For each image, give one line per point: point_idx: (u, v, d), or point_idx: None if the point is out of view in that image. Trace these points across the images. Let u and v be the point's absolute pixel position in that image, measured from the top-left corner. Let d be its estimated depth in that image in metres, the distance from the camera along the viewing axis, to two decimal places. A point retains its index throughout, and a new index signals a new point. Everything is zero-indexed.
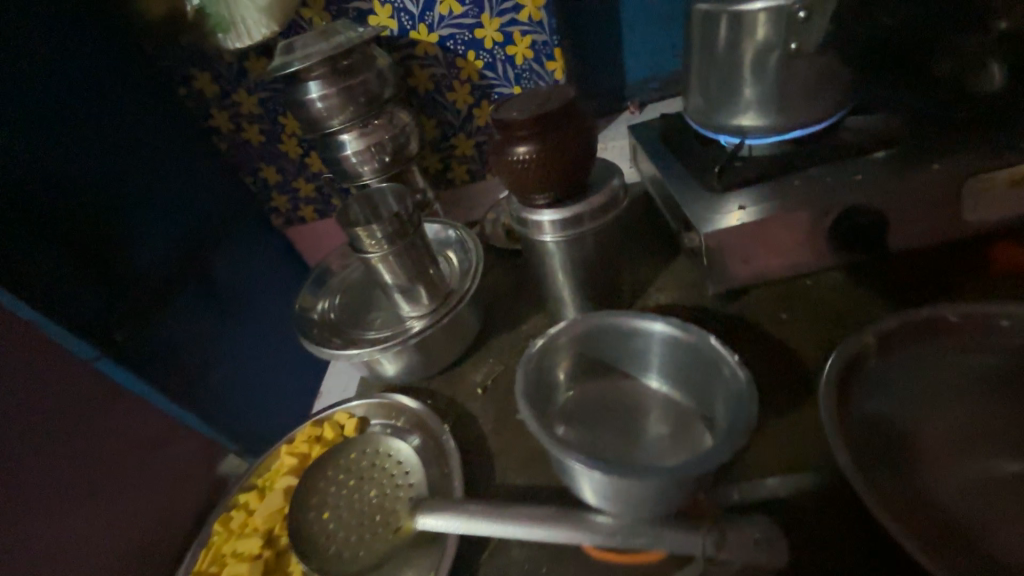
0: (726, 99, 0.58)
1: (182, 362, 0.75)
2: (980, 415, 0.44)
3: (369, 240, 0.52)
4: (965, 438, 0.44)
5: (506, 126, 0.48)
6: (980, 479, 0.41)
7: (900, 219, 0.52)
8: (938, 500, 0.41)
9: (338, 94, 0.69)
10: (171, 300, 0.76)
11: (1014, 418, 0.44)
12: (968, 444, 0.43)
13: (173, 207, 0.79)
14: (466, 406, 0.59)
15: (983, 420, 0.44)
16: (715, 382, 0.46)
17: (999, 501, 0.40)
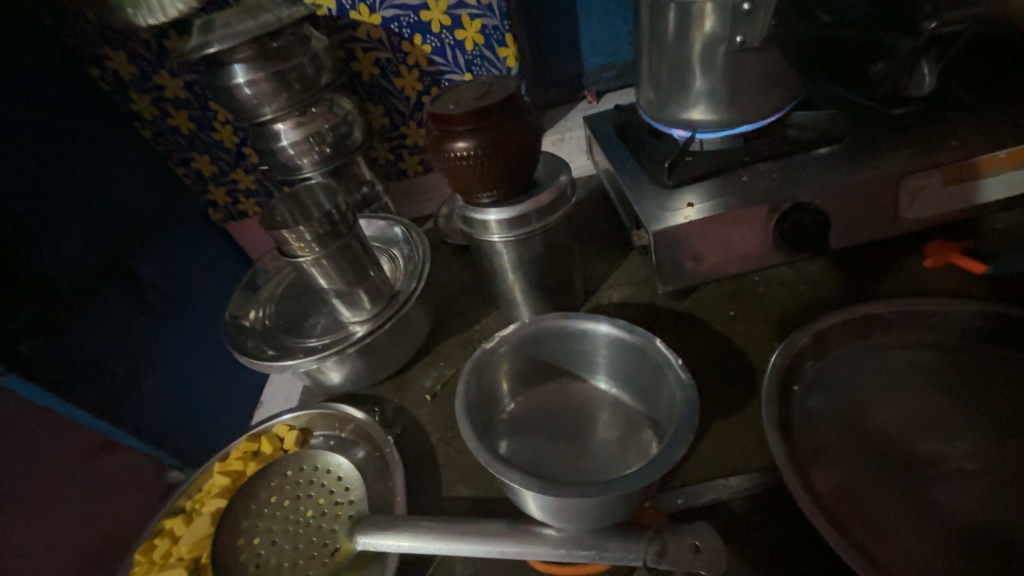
0: (677, 92, 0.57)
1: (118, 378, 0.63)
2: (916, 407, 0.45)
3: (297, 245, 0.48)
4: (904, 431, 0.44)
5: (444, 121, 0.45)
6: (917, 470, 0.42)
7: (843, 217, 0.53)
8: (878, 493, 0.41)
9: (269, 80, 0.63)
10: (94, 301, 0.64)
11: (949, 409, 0.44)
12: (907, 436, 0.44)
13: (95, 194, 0.68)
14: (413, 414, 0.57)
15: (919, 413, 0.45)
16: (660, 385, 0.45)
17: (936, 491, 0.40)
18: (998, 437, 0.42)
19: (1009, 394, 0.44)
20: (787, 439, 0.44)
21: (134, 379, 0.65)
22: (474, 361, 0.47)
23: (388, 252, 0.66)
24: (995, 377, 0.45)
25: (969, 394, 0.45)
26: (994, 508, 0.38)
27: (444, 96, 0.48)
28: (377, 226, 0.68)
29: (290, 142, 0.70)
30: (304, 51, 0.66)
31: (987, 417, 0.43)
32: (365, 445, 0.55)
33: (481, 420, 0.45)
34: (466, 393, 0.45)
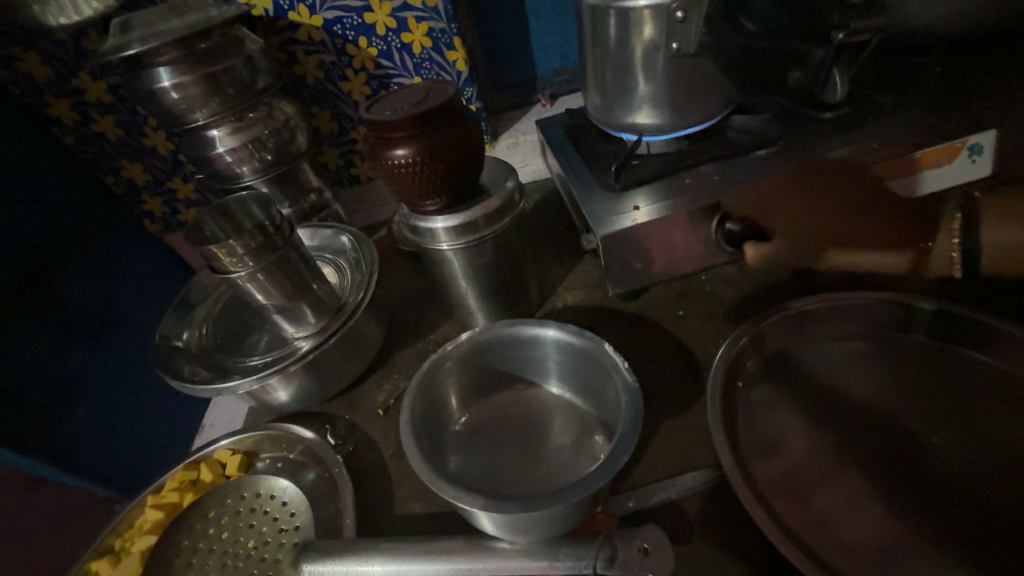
0: (621, 97, 0.58)
1: (40, 413, 0.57)
2: (848, 398, 0.48)
3: (228, 260, 0.45)
4: (837, 421, 0.46)
5: (382, 128, 0.43)
6: (848, 459, 0.44)
7: (775, 226, 0.54)
8: (813, 483, 0.43)
9: (199, 83, 0.60)
10: (11, 325, 0.58)
11: (876, 399, 0.47)
12: (839, 426, 0.46)
13: (8, 205, 0.62)
14: (366, 430, 0.55)
15: (850, 404, 0.47)
16: (608, 389, 0.46)
17: (864, 479, 0.42)
18: (918, 424, 0.45)
19: (929, 384, 0.47)
20: (730, 433, 0.45)
21: (60, 407, 0.59)
22: (420, 374, 0.45)
23: (336, 263, 0.63)
24: (917, 368, 0.48)
25: (894, 384, 0.48)
26: (913, 493, 0.41)
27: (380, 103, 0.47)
28: (323, 235, 0.66)
29: (226, 149, 0.65)
30: (238, 52, 0.62)
31: (910, 407, 0.46)
32: (316, 465, 0.53)
33: (428, 434, 0.44)
34: (412, 409, 0.43)
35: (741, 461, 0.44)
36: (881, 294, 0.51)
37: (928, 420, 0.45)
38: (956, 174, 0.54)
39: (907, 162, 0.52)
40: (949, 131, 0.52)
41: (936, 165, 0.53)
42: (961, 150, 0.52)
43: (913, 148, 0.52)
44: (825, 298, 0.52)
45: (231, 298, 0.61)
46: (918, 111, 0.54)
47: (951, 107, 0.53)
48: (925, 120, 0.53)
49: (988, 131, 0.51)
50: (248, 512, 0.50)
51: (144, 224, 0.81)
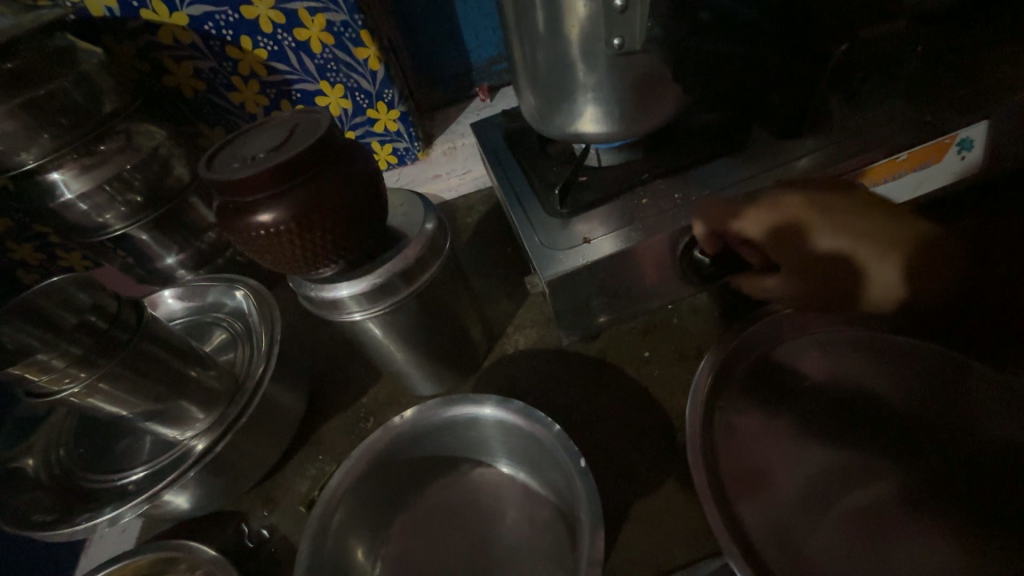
0: (562, 102, 0.48)
1: None
2: (836, 418, 0.43)
3: (45, 380, 0.36)
4: (825, 447, 0.42)
5: (232, 190, 0.32)
6: (845, 508, 0.38)
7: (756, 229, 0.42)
8: (802, 527, 0.38)
9: (14, 115, 0.45)
10: None
11: (865, 416, 0.43)
12: (829, 454, 0.41)
13: None
14: (289, 535, 0.45)
15: (836, 425, 0.43)
16: (558, 471, 0.39)
17: (857, 516, 0.38)
18: (911, 447, 0.40)
19: (921, 396, 0.42)
20: (714, 477, 0.39)
21: None
22: (316, 516, 0.37)
23: (232, 329, 0.53)
24: (907, 377, 0.44)
25: (883, 405, 0.43)
26: (910, 531, 0.37)
27: (232, 151, 0.36)
28: (216, 290, 0.56)
29: (75, 195, 0.52)
30: (66, 70, 0.48)
31: (903, 424, 0.42)
32: None
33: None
34: (310, 564, 0.35)
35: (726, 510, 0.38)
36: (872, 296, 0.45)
37: (920, 440, 0.41)
38: (941, 173, 0.48)
39: (891, 165, 0.45)
40: (942, 125, 0.44)
41: (920, 166, 0.46)
42: (949, 147, 0.46)
43: (904, 147, 0.44)
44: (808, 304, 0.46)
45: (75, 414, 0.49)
46: (905, 103, 0.47)
47: (937, 98, 0.47)
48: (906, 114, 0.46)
49: (978, 123, 0.45)
50: None
51: (14, 277, 0.64)
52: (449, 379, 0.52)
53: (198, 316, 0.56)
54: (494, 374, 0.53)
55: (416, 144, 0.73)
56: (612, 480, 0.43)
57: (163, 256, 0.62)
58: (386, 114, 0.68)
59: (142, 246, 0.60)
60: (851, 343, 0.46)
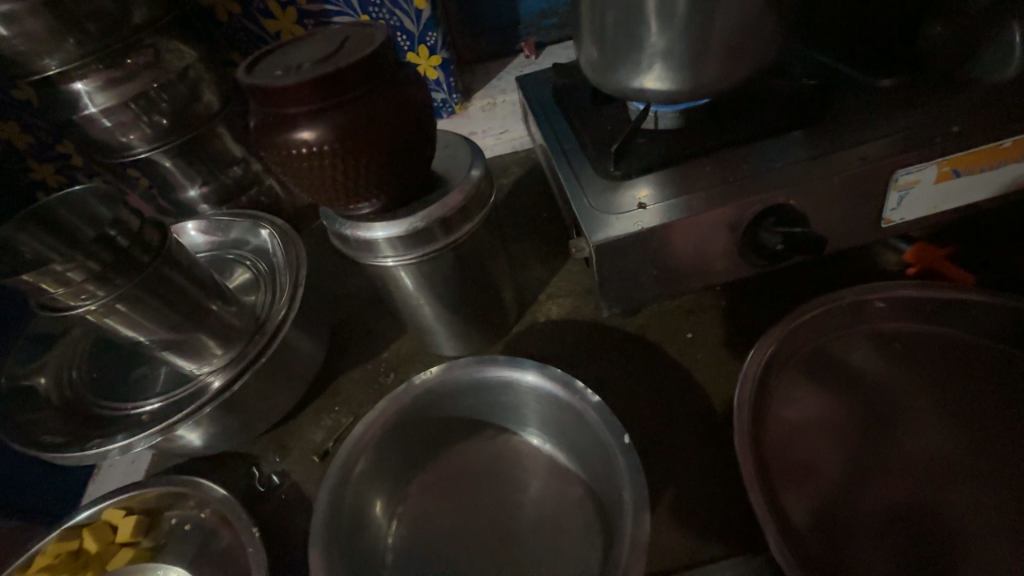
0: (628, 51, 0.43)
1: None
2: (901, 416, 0.39)
3: (62, 293, 0.33)
4: (887, 447, 0.38)
5: (273, 101, 0.29)
6: (901, 505, 0.35)
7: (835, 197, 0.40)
8: (850, 524, 0.35)
9: (37, 13, 0.42)
10: None
11: (935, 417, 0.39)
12: (891, 453, 0.37)
13: None
14: (300, 482, 0.43)
15: (900, 423, 0.39)
16: (594, 446, 0.37)
17: (922, 520, 0.34)
18: (991, 454, 0.36)
19: (1002, 401, 0.38)
20: (760, 466, 0.36)
21: None
22: (336, 464, 0.36)
23: (255, 269, 0.51)
24: (985, 380, 0.39)
25: (949, 403, 0.39)
26: (979, 539, 0.33)
27: (272, 61, 0.32)
28: (239, 227, 0.54)
29: (99, 109, 0.49)
30: None
31: (971, 423, 0.38)
32: (231, 529, 0.42)
33: (356, 543, 0.35)
34: (327, 515, 0.34)
35: (769, 500, 0.35)
36: (950, 290, 0.41)
37: (1001, 448, 0.36)
38: None
39: (992, 152, 0.40)
40: None
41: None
42: None
43: (1015, 134, 0.39)
44: (875, 294, 0.42)
45: (89, 339, 0.48)
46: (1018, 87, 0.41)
47: None
48: (1019, 94, 0.41)
49: None
50: None
51: (34, 197, 0.61)
52: (475, 341, 0.50)
53: (220, 252, 0.54)
54: (522, 342, 0.50)
55: (455, 96, 0.68)
56: (645, 462, 0.40)
57: (186, 188, 0.60)
58: (427, 60, 0.63)
59: (166, 175, 0.58)
60: (914, 338, 0.42)
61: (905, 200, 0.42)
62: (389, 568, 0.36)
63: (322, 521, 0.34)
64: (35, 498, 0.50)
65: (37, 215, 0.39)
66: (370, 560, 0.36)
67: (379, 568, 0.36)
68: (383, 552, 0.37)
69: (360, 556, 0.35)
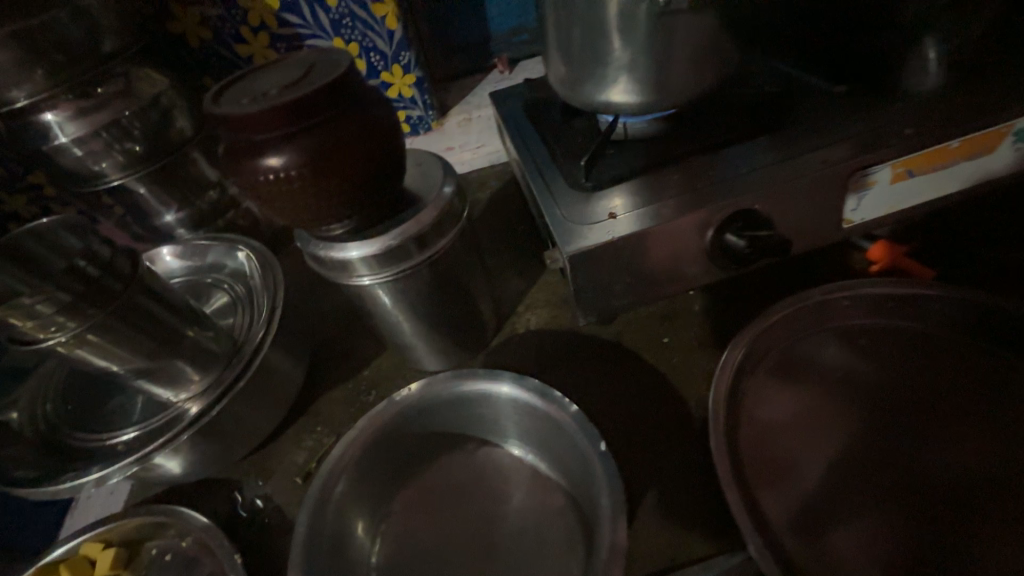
0: (593, 68, 0.44)
1: None
2: (871, 411, 0.40)
3: (31, 326, 0.33)
4: (860, 442, 0.39)
5: (241, 128, 0.30)
6: (873, 497, 0.36)
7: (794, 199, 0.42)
8: (826, 518, 0.36)
9: (4, 46, 0.42)
10: None
11: (902, 408, 0.40)
12: (863, 446, 0.39)
13: None
14: (282, 505, 0.43)
15: (870, 416, 0.40)
16: (573, 453, 0.37)
17: (894, 512, 0.35)
18: (957, 444, 0.37)
19: (964, 392, 0.40)
20: (737, 465, 0.37)
21: None
22: (317, 484, 0.36)
23: (233, 292, 0.51)
24: (947, 372, 0.41)
25: (914, 394, 0.40)
26: (946, 525, 0.34)
27: (240, 88, 0.33)
28: (216, 250, 0.54)
29: (69, 138, 0.49)
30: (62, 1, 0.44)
31: (935, 412, 0.39)
32: (212, 557, 0.41)
33: (339, 563, 0.35)
34: (308, 537, 0.34)
35: (747, 499, 0.36)
36: (909, 285, 0.43)
37: (966, 437, 0.37)
38: (992, 167, 0.44)
39: (941, 153, 0.42)
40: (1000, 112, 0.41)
41: (972, 156, 0.42)
42: (1004, 136, 0.42)
43: (960, 135, 0.41)
44: (839, 292, 0.44)
45: (64, 370, 0.47)
46: (961, 92, 0.44)
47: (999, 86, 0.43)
48: (963, 97, 0.43)
49: None
50: None
51: (5, 228, 0.60)
52: (455, 354, 0.50)
53: (197, 276, 0.54)
54: (503, 353, 0.51)
55: (430, 113, 0.69)
56: (625, 467, 0.41)
57: (162, 213, 0.59)
58: (401, 78, 0.64)
59: (140, 201, 0.57)
60: (878, 333, 0.44)
61: (863, 201, 0.44)
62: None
63: (303, 542, 0.34)
64: (8, 537, 0.48)
65: (6, 247, 0.39)
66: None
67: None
68: (367, 571, 0.37)
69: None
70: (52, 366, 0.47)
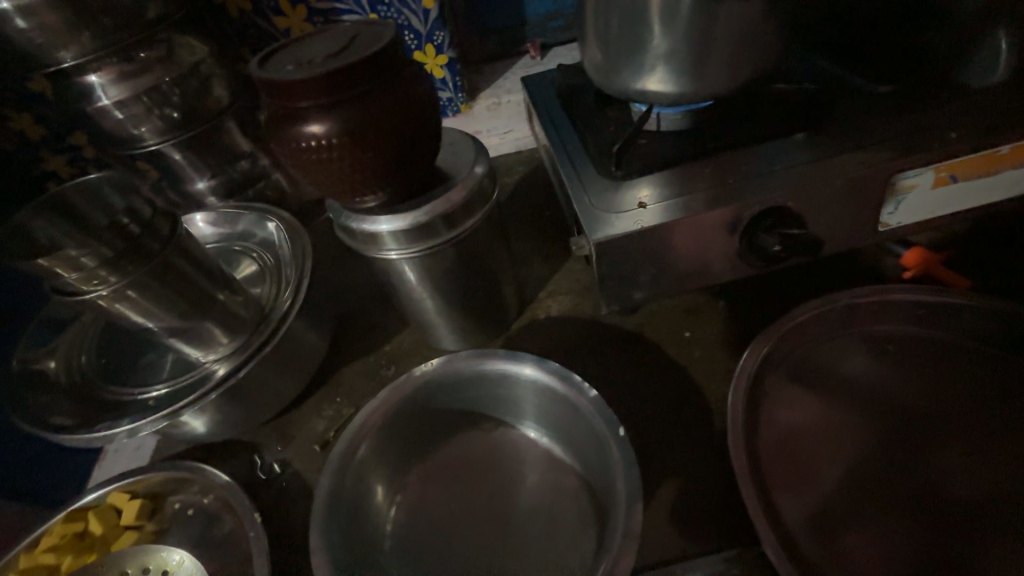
0: (631, 54, 0.44)
1: None
2: (895, 418, 0.39)
3: (75, 278, 0.34)
4: (882, 449, 0.38)
5: (284, 95, 0.30)
6: (892, 504, 0.36)
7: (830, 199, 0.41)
8: (841, 521, 0.35)
9: (55, 7, 0.43)
10: None
11: (927, 417, 0.39)
12: (884, 452, 0.38)
13: None
14: (300, 471, 0.44)
15: (893, 423, 0.39)
16: (589, 438, 0.38)
17: (913, 521, 0.35)
18: (984, 458, 0.37)
19: (995, 405, 0.39)
20: (753, 462, 0.37)
21: None
22: (338, 450, 0.37)
23: (262, 261, 0.52)
24: (978, 385, 0.40)
25: (941, 403, 0.39)
26: (966, 536, 0.34)
27: (283, 57, 0.33)
28: (246, 220, 0.55)
29: (112, 101, 0.50)
30: None
31: (962, 423, 0.38)
32: (232, 515, 0.43)
33: (356, 527, 0.36)
34: (327, 499, 0.35)
35: (761, 497, 0.36)
36: (944, 293, 0.41)
37: (994, 451, 0.37)
38: None
39: (989, 158, 0.40)
40: None
41: (1022, 163, 0.41)
42: None
43: (1012, 141, 0.40)
44: (870, 296, 0.43)
45: (98, 327, 0.49)
46: (1017, 96, 0.42)
47: None
48: (1019, 102, 0.41)
49: None
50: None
51: (46, 188, 0.62)
52: (475, 336, 0.50)
53: (227, 244, 0.55)
54: (522, 338, 0.51)
55: (461, 95, 0.68)
56: (639, 457, 0.41)
57: (195, 181, 0.61)
58: (434, 58, 0.64)
59: (175, 167, 0.59)
60: (907, 340, 0.43)
61: (903, 204, 0.42)
62: (387, 553, 0.37)
63: (323, 504, 0.35)
64: (41, 482, 0.50)
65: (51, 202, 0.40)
66: (368, 545, 0.37)
67: (377, 554, 0.37)
68: (381, 538, 0.37)
69: (358, 541, 0.36)
70: (87, 322, 0.49)
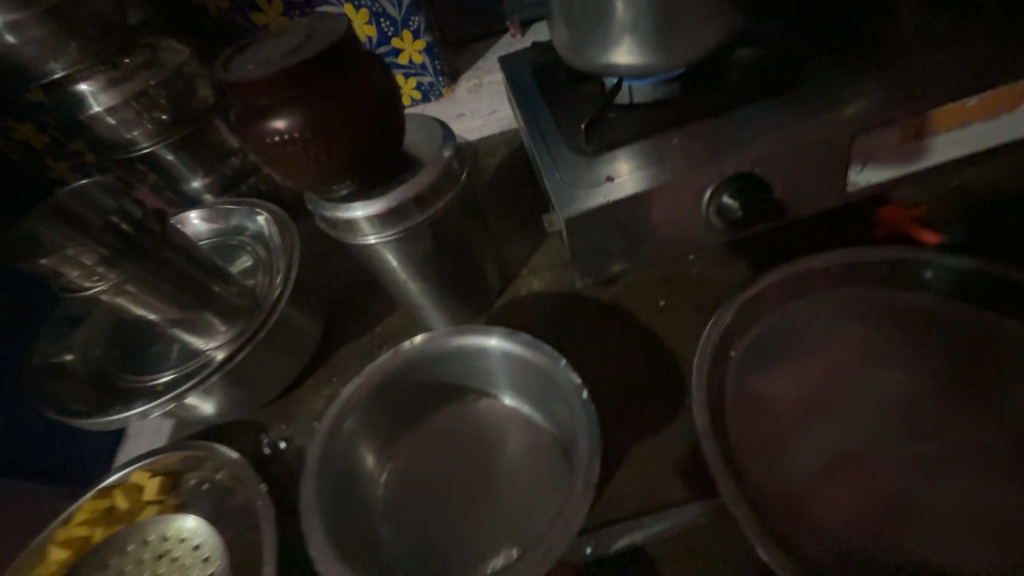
0: (595, 29, 0.44)
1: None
2: (855, 377, 0.41)
3: (78, 275, 0.38)
4: (842, 406, 0.40)
5: (249, 93, 0.32)
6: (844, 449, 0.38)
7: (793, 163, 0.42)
8: (798, 468, 0.38)
9: (43, 20, 0.45)
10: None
11: (883, 370, 0.41)
12: (841, 403, 0.40)
13: None
14: (301, 447, 0.47)
15: (850, 377, 0.41)
16: (559, 401, 0.40)
17: (872, 477, 0.37)
18: (936, 410, 0.38)
19: (959, 365, 0.40)
20: (717, 418, 0.39)
21: None
22: (328, 421, 0.40)
23: (255, 253, 0.55)
24: (940, 343, 0.41)
25: (896, 355, 0.41)
26: (913, 477, 0.36)
27: (248, 55, 0.35)
28: (239, 214, 0.57)
29: (103, 108, 0.52)
30: None
31: (916, 373, 0.40)
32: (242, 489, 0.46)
33: (348, 490, 0.39)
34: (320, 467, 0.38)
35: (724, 449, 0.38)
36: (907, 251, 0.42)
37: (944, 398, 0.39)
38: (1008, 128, 0.42)
39: (954, 112, 0.40)
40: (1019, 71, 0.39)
41: (987, 116, 0.41)
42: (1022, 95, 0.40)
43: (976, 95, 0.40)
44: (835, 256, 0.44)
45: (109, 324, 0.52)
46: (981, 50, 0.42)
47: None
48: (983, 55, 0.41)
49: None
50: (156, 558, 0.46)
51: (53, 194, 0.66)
52: (459, 315, 0.53)
53: (222, 238, 0.57)
54: (504, 315, 0.53)
55: (442, 79, 0.69)
56: (614, 420, 0.43)
57: (189, 179, 0.63)
58: (410, 44, 0.64)
59: (170, 168, 0.61)
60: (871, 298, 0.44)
61: (869, 163, 0.43)
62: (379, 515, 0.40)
63: (317, 470, 0.38)
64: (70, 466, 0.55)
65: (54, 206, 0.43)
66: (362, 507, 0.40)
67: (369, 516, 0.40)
68: (373, 501, 0.41)
69: (352, 503, 0.39)
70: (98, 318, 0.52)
